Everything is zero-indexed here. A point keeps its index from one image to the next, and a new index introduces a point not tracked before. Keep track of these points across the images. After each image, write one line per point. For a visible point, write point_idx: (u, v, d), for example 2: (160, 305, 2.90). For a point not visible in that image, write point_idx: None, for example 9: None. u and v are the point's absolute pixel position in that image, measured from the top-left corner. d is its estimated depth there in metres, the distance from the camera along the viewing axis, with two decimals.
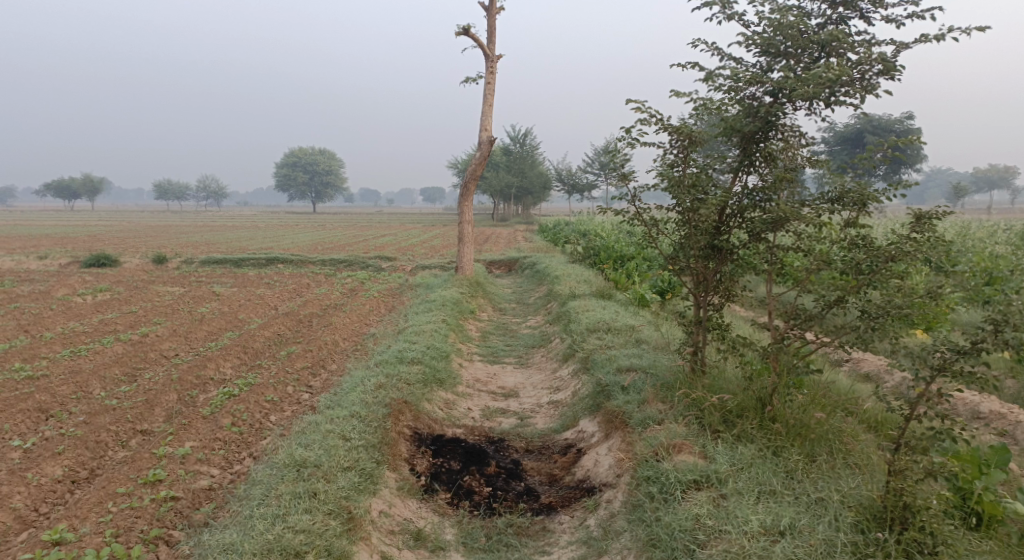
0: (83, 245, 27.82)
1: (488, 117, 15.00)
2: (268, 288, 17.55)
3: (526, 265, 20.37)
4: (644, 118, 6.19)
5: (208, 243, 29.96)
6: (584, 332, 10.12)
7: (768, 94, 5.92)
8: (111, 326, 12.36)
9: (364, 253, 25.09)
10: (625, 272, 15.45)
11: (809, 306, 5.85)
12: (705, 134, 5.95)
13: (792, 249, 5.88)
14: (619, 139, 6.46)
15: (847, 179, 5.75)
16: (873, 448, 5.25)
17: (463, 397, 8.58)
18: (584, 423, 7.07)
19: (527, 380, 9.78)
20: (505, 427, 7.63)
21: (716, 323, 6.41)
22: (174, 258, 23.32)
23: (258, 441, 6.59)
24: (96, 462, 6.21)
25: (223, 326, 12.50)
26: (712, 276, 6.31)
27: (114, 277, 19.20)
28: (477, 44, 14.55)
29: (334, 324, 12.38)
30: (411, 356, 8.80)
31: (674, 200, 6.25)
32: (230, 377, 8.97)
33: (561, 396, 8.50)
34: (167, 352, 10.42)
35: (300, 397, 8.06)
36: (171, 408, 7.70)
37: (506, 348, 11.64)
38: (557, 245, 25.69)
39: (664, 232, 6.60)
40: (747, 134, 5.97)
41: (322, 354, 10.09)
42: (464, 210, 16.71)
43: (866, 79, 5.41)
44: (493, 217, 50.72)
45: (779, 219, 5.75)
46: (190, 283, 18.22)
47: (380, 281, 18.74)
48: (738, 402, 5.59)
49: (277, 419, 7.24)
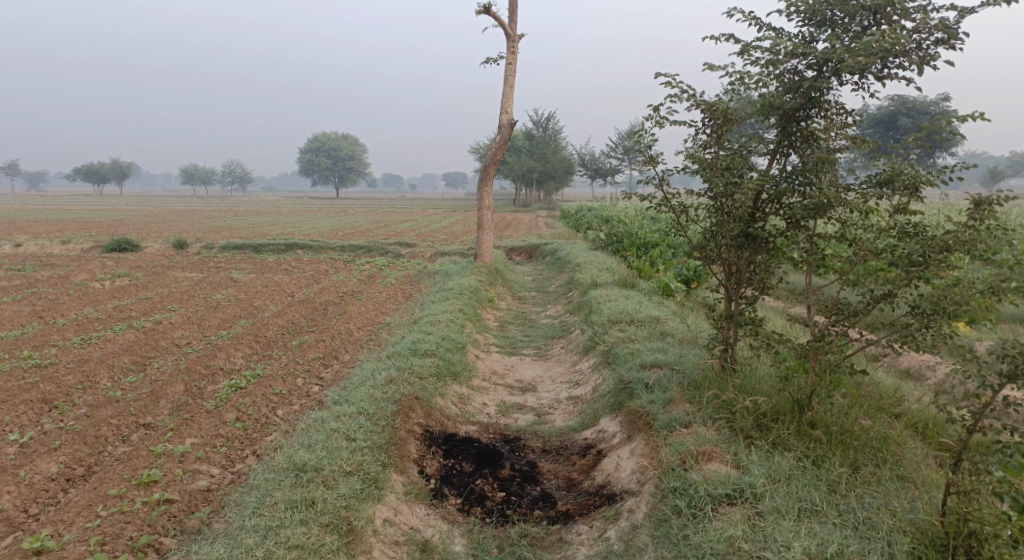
0: (106, 230, 27.90)
1: (509, 100, 14.54)
2: (286, 275, 17.32)
3: (547, 252, 19.95)
4: (675, 93, 5.74)
5: (230, 227, 29.93)
6: (606, 324, 9.70)
7: (810, 68, 5.48)
8: (125, 313, 12.17)
9: (385, 239, 24.82)
10: (649, 260, 14.97)
11: (853, 300, 5.40)
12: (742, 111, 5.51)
13: (835, 238, 5.44)
14: (646, 117, 6.02)
15: (896, 161, 5.31)
16: (922, 457, 4.82)
17: (479, 391, 8.22)
18: (605, 422, 6.67)
19: (546, 373, 9.38)
20: (522, 424, 7.26)
21: (748, 318, 5.98)
22: (194, 243, 23.19)
23: (263, 438, 6.28)
24: (94, 458, 5.95)
25: (237, 313, 12.24)
26: (745, 266, 5.86)
27: (133, 262, 19.09)
28: (498, 24, 14.10)
29: (349, 312, 12.07)
30: (425, 348, 8.45)
31: (706, 184, 5.80)
32: (240, 367, 8.68)
33: (581, 392, 8.10)
34: (178, 340, 10.17)
35: (310, 389, 7.74)
36: (177, 400, 7.44)
37: (525, 339, 11.25)
38: (579, 231, 25.20)
39: (695, 219, 6.15)
40: (787, 111, 5.52)
41: (335, 344, 9.78)
42: (484, 195, 16.30)
43: (923, 48, 4.96)
44: (516, 203, 50.23)
45: (822, 205, 5.31)
46: (208, 269, 18.03)
47: (400, 267, 18.45)
48: (772, 405, 5.19)
49: (284, 413, 6.93)
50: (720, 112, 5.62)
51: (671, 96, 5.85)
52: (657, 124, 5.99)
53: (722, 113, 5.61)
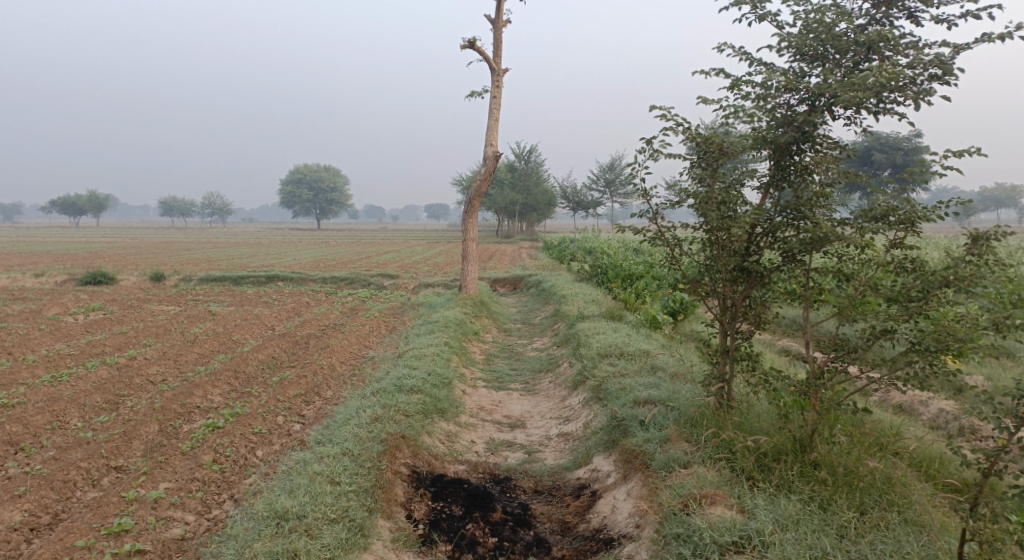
0: (81, 263, 27.41)
1: (494, 132, 14.49)
2: (266, 307, 17.01)
3: (531, 284, 19.82)
4: (670, 126, 5.66)
5: (209, 259, 29.52)
6: (595, 357, 9.52)
7: (803, 102, 5.38)
8: (98, 348, 11.80)
9: (367, 270, 24.58)
10: (635, 292, 14.86)
11: (852, 336, 5.25)
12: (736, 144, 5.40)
13: (832, 273, 5.30)
14: (640, 150, 5.93)
15: (892, 195, 5.19)
16: (928, 498, 4.69)
17: (466, 428, 7.98)
18: (599, 461, 6.46)
19: (535, 408, 9.17)
20: (512, 463, 7.04)
21: (744, 354, 5.82)
22: (172, 275, 22.79)
23: (241, 481, 6.01)
24: (61, 505, 5.65)
25: (216, 348, 11.92)
26: (741, 301, 5.73)
27: (109, 295, 18.67)
28: (482, 57, 14.11)
29: (332, 346, 11.79)
30: (411, 384, 8.21)
31: (700, 217, 5.68)
32: (218, 405, 8.39)
33: (571, 428, 7.88)
34: (154, 377, 9.84)
35: (291, 428, 7.47)
36: (151, 441, 7.13)
37: (511, 373, 11.04)
38: (563, 262, 25.13)
39: (689, 253, 6.03)
40: (781, 145, 5.41)
41: (318, 380, 9.51)
42: (468, 226, 16.17)
43: (918, 84, 4.87)
44: (498, 234, 50.21)
45: (819, 240, 5.18)
46: (186, 302, 17.67)
47: (382, 299, 18.20)
48: (772, 444, 5.04)
49: (263, 454, 6.65)
50: (714, 145, 5.50)
51: (666, 128, 5.77)
52: (651, 157, 5.89)
53: (716, 147, 5.50)
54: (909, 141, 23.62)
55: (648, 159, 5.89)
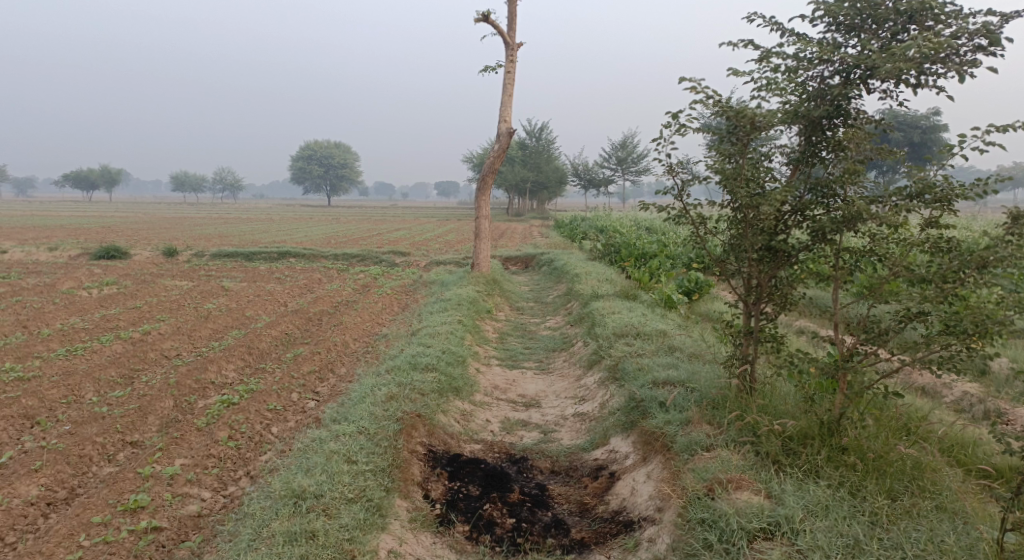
0: (94, 237, 27.44)
1: (508, 108, 14.29)
2: (278, 284, 16.97)
3: (544, 262, 19.69)
4: (700, 99, 5.49)
5: (221, 235, 29.52)
6: (611, 337, 9.41)
7: (838, 74, 5.25)
8: (112, 323, 11.79)
9: (379, 247, 24.50)
10: (649, 271, 14.70)
11: (883, 318, 5.16)
12: (769, 118, 5.25)
13: (863, 253, 5.19)
14: (665, 124, 5.75)
15: (927, 172, 5.07)
16: (959, 484, 4.61)
17: (481, 407, 7.91)
18: (617, 442, 6.39)
19: (549, 387, 9.09)
20: (528, 442, 6.97)
21: (770, 335, 5.71)
22: (185, 251, 22.79)
23: (257, 458, 5.97)
24: (77, 480, 5.63)
25: (229, 324, 11.89)
26: (767, 281, 5.62)
27: (122, 270, 18.68)
28: (497, 31, 13.88)
29: (345, 323, 11.72)
30: (426, 362, 8.14)
31: (728, 194, 5.55)
32: (233, 381, 8.36)
33: (587, 408, 7.80)
34: (168, 352, 9.82)
35: (306, 405, 7.43)
36: (166, 416, 7.10)
37: (525, 351, 10.96)
38: (575, 241, 24.96)
39: (714, 231, 5.91)
40: (813, 119, 5.28)
41: (331, 357, 9.45)
42: (481, 203, 16.02)
43: (960, 55, 4.73)
44: (509, 212, 49.96)
45: (852, 218, 5.08)
46: (199, 277, 17.65)
47: (395, 277, 18.13)
48: (799, 428, 4.95)
49: (278, 431, 6.61)
50: (746, 119, 5.34)
51: (694, 101, 5.58)
52: (677, 131, 5.71)
53: (748, 120, 5.33)
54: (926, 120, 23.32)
55: (675, 133, 5.71)
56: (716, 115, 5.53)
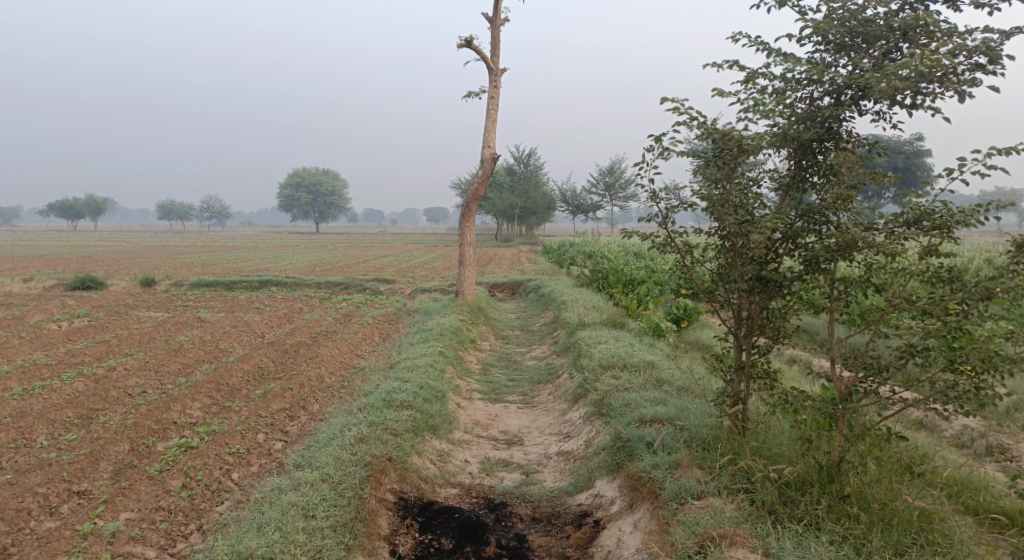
0: (72, 267, 26.90)
1: (491, 134, 14.00)
2: (257, 314, 16.50)
3: (530, 289, 19.31)
4: (684, 120, 5.16)
5: (203, 263, 28.99)
6: (597, 369, 9.01)
7: (828, 95, 4.96)
8: (77, 358, 11.30)
9: (363, 275, 24.07)
10: (637, 297, 14.35)
11: (883, 353, 4.80)
12: (758, 140, 4.91)
13: (860, 283, 4.84)
14: (647, 148, 5.41)
15: (925, 198, 4.77)
16: (971, 534, 4.23)
17: (460, 446, 7.48)
18: (602, 485, 5.98)
19: (533, 422, 8.66)
20: (508, 485, 6.54)
21: (762, 371, 5.34)
22: (163, 280, 22.27)
23: (213, 509, 5.55)
24: (11, 538, 5.17)
25: (200, 357, 11.40)
26: (757, 313, 5.24)
27: (96, 301, 18.16)
28: (480, 56, 13.63)
29: (321, 356, 11.26)
30: (401, 399, 7.70)
31: (715, 221, 5.19)
32: (196, 420, 7.88)
33: (572, 447, 7.40)
34: (132, 389, 9.33)
35: (272, 447, 6.97)
36: (120, 462, 6.63)
37: (509, 383, 10.53)
38: (562, 267, 24.64)
39: (700, 260, 5.55)
40: (803, 141, 4.97)
41: (304, 392, 8.99)
42: (464, 230, 15.64)
43: (958, 74, 4.43)
44: (497, 238, 49.68)
45: (847, 246, 4.75)
46: (175, 308, 17.15)
47: (377, 305, 17.69)
48: (796, 472, 4.57)
49: (238, 478, 6.15)
50: (732, 142, 5.00)
51: (678, 123, 5.25)
52: (660, 155, 5.37)
53: (735, 143, 4.99)
54: (912, 144, 23.28)
55: (658, 156, 5.37)
56: (701, 138, 5.20)
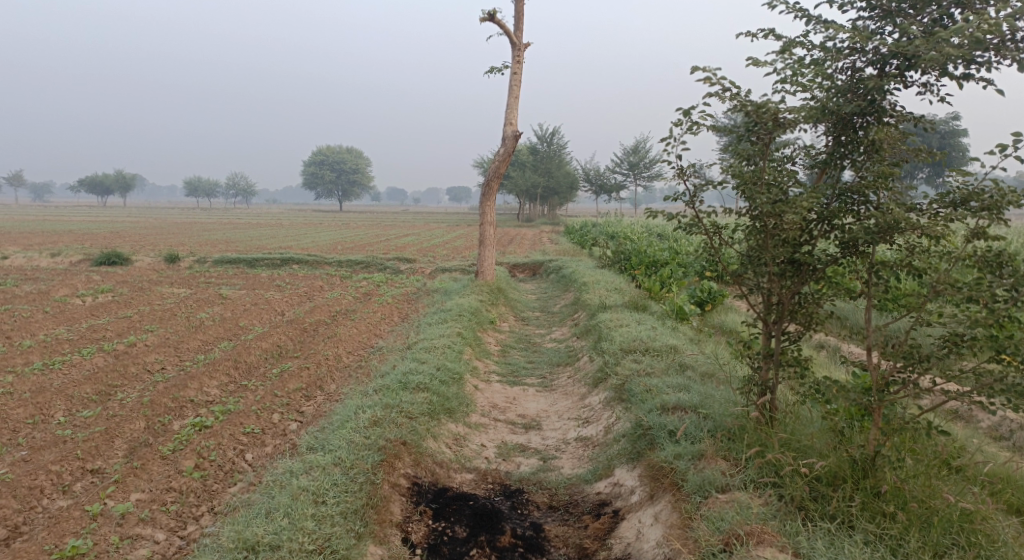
0: (98, 242, 27.14)
1: (514, 111, 13.73)
2: (278, 291, 16.46)
3: (552, 269, 19.09)
4: (715, 92, 4.91)
5: (227, 240, 29.05)
6: (618, 353, 8.81)
7: (871, 66, 4.70)
8: (98, 334, 11.30)
9: (384, 253, 24.00)
10: (659, 279, 14.07)
11: (923, 341, 4.57)
12: (796, 114, 4.67)
13: (901, 267, 4.61)
14: (675, 122, 5.16)
15: (972, 178, 4.53)
16: (1014, 536, 4.03)
17: (477, 430, 7.34)
18: (621, 474, 5.82)
19: (552, 406, 8.49)
20: (525, 471, 6.40)
21: (793, 358, 5.13)
22: (187, 256, 22.35)
23: (225, 490, 5.49)
24: (23, 516, 5.13)
25: (219, 335, 11.35)
26: (789, 297, 5.01)
27: (120, 277, 18.23)
28: (503, 31, 13.34)
29: (339, 335, 11.15)
30: (418, 381, 7.56)
31: (747, 200, 4.95)
32: (213, 398, 7.81)
33: (591, 432, 7.23)
34: (151, 366, 9.29)
35: (287, 427, 6.88)
36: (135, 440, 6.58)
37: (528, 366, 10.36)
38: (584, 247, 24.39)
39: (728, 241, 5.31)
40: (844, 116, 4.73)
41: (321, 372, 8.89)
42: (486, 209, 15.43)
43: (1017, 41, 4.14)
44: (519, 217, 49.41)
45: (888, 227, 4.53)
46: (197, 285, 17.17)
47: (398, 284, 17.58)
48: (828, 467, 4.42)
49: (251, 459, 6.07)
50: (767, 114, 4.76)
51: (709, 94, 5.00)
52: (689, 130, 5.13)
53: (770, 116, 4.75)
54: (946, 125, 22.55)
55: (686, 131, 5.13)
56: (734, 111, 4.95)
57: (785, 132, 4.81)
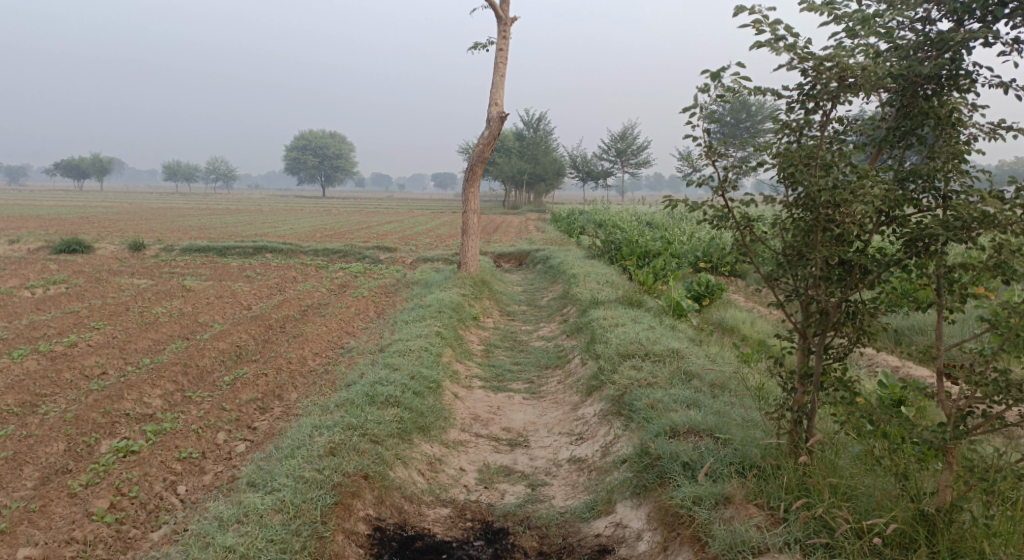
0: (64, 229, 25.80)
1: (500, 90, 12.69)
2: (247, 283, 15.34)
3: (539, 260, 18.09)
4: (766, 42, 3.92)
5: (199, 227, 27.67)
6: (616, 356, 7.84)
7: (948, 16, 3.76)
8: (38, 332, 10.18)
9: (364, 242, 22.93)
10: (653, 271, 13.11)
11: (1012, 367, 3.63)
12: (868, 71, 3.69)
13: (985, 271, 3.67)
14: (702, 87, 4.18)
15: None
16: None
17: (455, 450, 6.37)
18: (625, 512, 4.91)
19: (541, 417, 7.54)
20: (511, 502, 5.48)
21: (837, 380, 4.22)
22: (153, 244, 21.11)
23: (144, 539, 4.61)
24: None
25: (173, 333, 10.26)
26: (838, 308, 4.05)
27: (78, 266, 17.01)
28: (488, 3, 12.33)
29: (306, 334, 10.11)
30: (387, 393, 6.57)
31: (793, 184, 3.98)
32: (152, 411, 6.76)
33: (586, 452, 6.30)
34: (90, 370, 8.24)
35: (233, 450, 5.90)
36: (50, 467, 5.58)
37: (514, 368, 9.38)
38: (572, 236, 23.41)
39: (762, 239, 4.35)
40: (917, 79, 3.78)
41: (281, 378, 7.86)
42: (470, 196, 14.41)
43: None
44: (505, 204, 48.37)
45: (980, 220, 3.58)
46: (159, 275, 15.99)
47: (376, 275, 16.53)
48: (889, 524, 3.64)
49: (184, 493, 5.13)
50: (832, 71, 3.77)
51: (755, 46, 4.01)
52: (720, 97, 4.14)
53: (838, 74, 3.76)
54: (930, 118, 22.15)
55: (717, 98, 4.14)
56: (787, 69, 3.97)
57: (848, 98, 3.86)
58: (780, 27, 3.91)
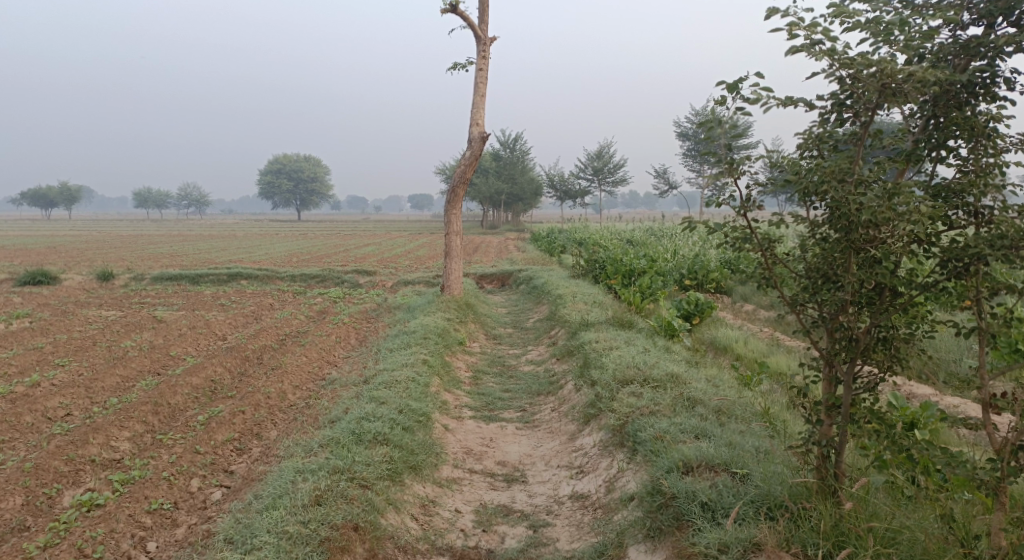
0: (30, 260, 25.01)
1: (481, 110, 12.40)
2: (221, 312, 14.79)
3: (522, 281, 17.72)
4: (802, 45, 3.63)
5: (171, 255, 26.95)
6: (613, 382, 7.47)
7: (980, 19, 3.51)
8: None
9: (342, 266, 22.44)
10: (641, 290, 12.80)
11: None
12: (910, 77, 3.40)
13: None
14: (720, 99, 3.88)
15: None
16: None
17: (448, 490, 5.95)
18: (638, 557, 4.53)
19: (536, 449, 7.14)
20: (513, 546, 5.07)
21: (867, 413, 3.86)
22: (123, 273, 20.43)
23: None
24: None
25: (143, 369, 9.72)
26: (871, 334, 3.73)
27: (43, 299, 16.34)
28: (466, 22, 12.07)
29: (284, 365, 9.63)
30: (375, 431, 6.13)
31: (824, 202, 3.66)
32: (120, 456, 6.27)
33: (588, 487, 5.91)
34: (53, 412, 7.71)
35: (208, 498, 5.45)
36: (6, 525, 5.10)
37: (505, 396, 8.97)
38: (553, 256, 23.11)
39: (784, 261, 4.02)
40: (952, 86, 3.51)
41: (259, 415, 7.38)
42: (452, 218, 14.04)
43: None
44: (483, 225, 48.03)
45: None
46: (129, 306, 15.39)
47: (356, 301, 16.05)
48: None
49: (153, 552, 4.70)
50: (872, 77, 3.48)
51: (790, 50, 3.72)
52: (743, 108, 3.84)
53: (878, 80, 3.47)
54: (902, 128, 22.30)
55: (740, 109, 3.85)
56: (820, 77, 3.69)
57: (883, 108, 3.57)
58: (817, 31, 3.65)
